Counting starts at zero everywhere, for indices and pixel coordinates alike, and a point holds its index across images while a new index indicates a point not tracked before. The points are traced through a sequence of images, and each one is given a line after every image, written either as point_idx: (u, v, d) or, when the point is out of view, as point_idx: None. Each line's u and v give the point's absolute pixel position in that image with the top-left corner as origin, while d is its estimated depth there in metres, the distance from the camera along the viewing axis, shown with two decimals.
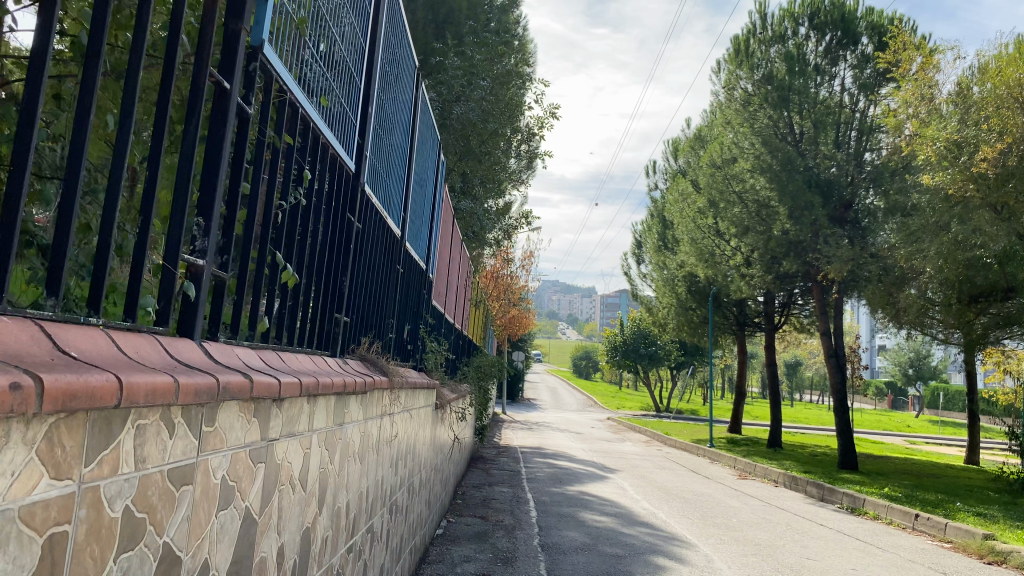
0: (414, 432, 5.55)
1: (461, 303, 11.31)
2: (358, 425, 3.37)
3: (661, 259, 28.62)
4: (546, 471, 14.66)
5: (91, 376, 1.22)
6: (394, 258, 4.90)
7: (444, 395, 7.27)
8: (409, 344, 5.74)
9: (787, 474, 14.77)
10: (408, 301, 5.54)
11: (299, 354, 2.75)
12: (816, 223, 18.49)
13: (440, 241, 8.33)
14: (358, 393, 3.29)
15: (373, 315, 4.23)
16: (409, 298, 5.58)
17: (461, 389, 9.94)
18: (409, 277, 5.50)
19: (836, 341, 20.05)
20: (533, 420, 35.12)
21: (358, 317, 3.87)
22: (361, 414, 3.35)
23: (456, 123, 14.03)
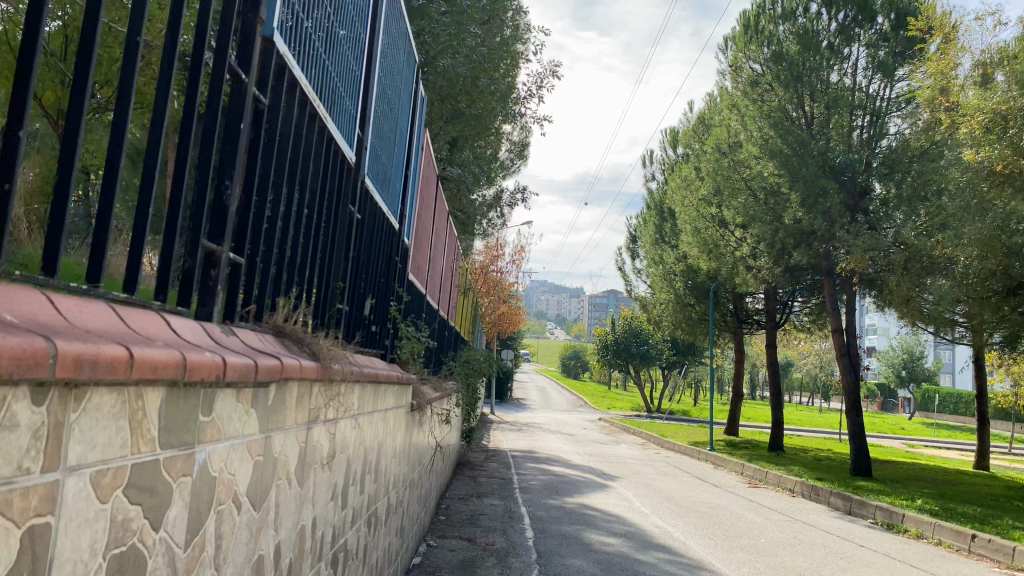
0: (378, 441, 4.13)
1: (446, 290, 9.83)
2: (251, 445, 1.93)
3: (658, 252, 27.17)
4: (539, 480, 13.20)
5: (14, 341, 1.03)
6: (343, 196, 3.42)
7: (422, 395, 5.80)
8: (370, 326, 4.28)
9: (805, 484, 13.38)
10: (370, 274, 4.15)
11: (58, 300, 1.39)
12: (830, 210, 17.17)
13: (425, 206, 6.72)
14: (249, 384, 1.87)
15: (302, 272, 2.87)
16: (372, 269, 4.18)
17: (444, 386, 8.51)
18: (372, 239, 4.11)
19: (850, 338, 18.61)
20: (522, 421, 33.58)
21: (260, 267, 2.44)
22: (250, 426, 1.91)
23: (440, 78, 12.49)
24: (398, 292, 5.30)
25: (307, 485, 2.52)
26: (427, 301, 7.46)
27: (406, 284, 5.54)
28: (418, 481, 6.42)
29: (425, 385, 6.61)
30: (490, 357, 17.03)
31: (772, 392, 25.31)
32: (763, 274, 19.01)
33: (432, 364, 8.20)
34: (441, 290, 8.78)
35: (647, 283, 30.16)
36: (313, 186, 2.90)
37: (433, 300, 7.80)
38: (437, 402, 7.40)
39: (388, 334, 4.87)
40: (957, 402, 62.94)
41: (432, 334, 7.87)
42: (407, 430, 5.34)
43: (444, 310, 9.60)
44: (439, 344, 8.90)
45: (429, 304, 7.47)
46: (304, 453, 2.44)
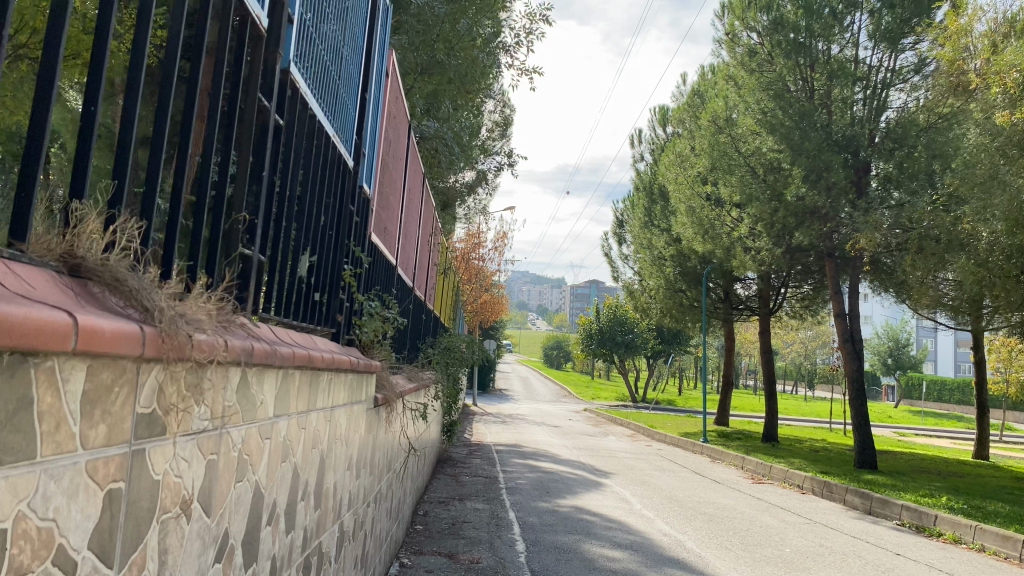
0: (321, 449, 2.98)
1: (421, 267, 8.58)
2: None
3: (646, 236, 26.05)
4: (527, 477, 12.07)
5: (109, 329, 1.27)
6: (238, 79, 2.22)
7: (388, 385, 4.63)
8: (304, 292, 3.07)
9: (816, 479, 12.33)
10: (307, 217, 3.04)
11: None
12: (835, 184, 16.14)
13: (392, 156, 5.45)
14: None
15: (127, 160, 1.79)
16: (312, 211, 3.06)
17: (417, 375, 7.40)
18: (310, 171, 3.00)
19: (854, 323, 17.54)
20: (506, 412, 32.42)
21: None
22: None
23: (413, 18, 11.06)
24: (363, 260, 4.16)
25: (141, 537, 1.41)
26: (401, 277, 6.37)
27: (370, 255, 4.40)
28: (387, 487, 5.28)
29: (393, 372, 5.50)
30: (472, 345, 15.86)
31: (766, 382, 24.31)
32: (762, 256, 17.95)
33: (404, 356, 7.11)
34: (416, 269, 7.69)
35: (635, 268, 29.07)
36: (168, 38, 1.89)
37: (406, 278, 6.70)
38: (411, 397, 6.26)
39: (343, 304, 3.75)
40: (942, 390, 62.50)
41: (404, 319, 6.77)
42: (370, 432, 4.18)
43: (421, 295, 8.50)
44: (413, 332, 7.85)
45: (402, 279, 6.36)
46: (125, 482, 1.34)
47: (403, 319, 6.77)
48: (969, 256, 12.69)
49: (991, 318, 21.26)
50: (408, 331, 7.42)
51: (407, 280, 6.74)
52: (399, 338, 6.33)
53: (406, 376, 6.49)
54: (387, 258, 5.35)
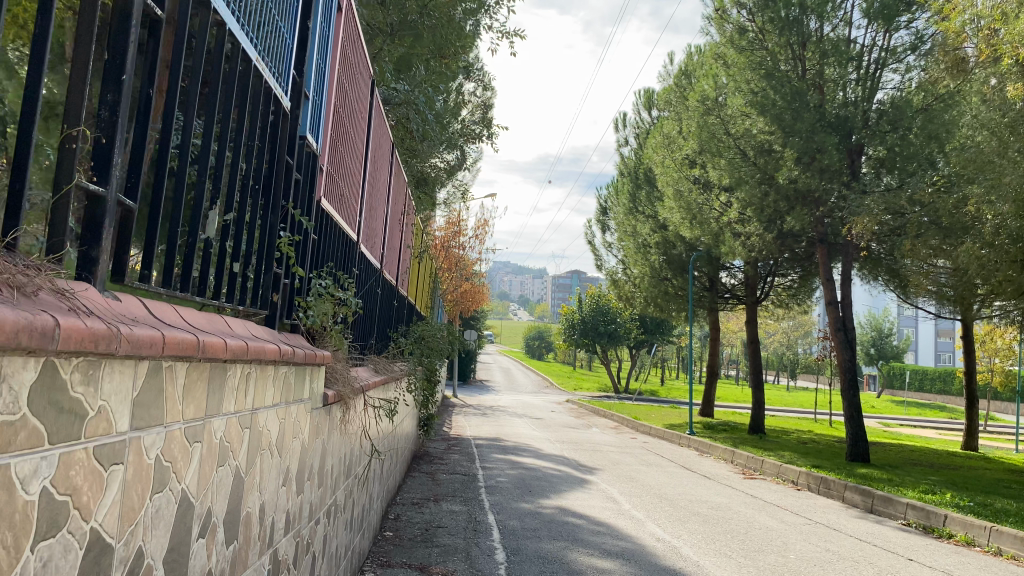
0: (232, 464, 2.26)
1: (392, 250, 7.88)
2: None
3: (630, 223, 25.43)
4: (508, 474, 11.41)
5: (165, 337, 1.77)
6: None
7: (341, 380, 3.94)
8: (204, 257, 2.38)
9: (811, 475, 11.80)
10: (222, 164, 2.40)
11: None
12: (827, 167, 15.59)
13: (350, 117, 4.77)
14: None
15: None
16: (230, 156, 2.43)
17: (385, 366, 6.76)
18: (223, 104, 2.35)
19: (845, 312, 16.99)
20: (487, 404, 31.75)
21: None
22: None
23: None
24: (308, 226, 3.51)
25: None
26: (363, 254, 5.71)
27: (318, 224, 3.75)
28: (346, 493, 4.60)
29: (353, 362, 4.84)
30: (451, 335, 15.15)
31: (752, 371, 23.81)
32: (752, 242, 17.38)
33: (369, 349, 6.47)
34: (385, 252, 7.03)
35: (619, 257, 28.51)
36: None
37: (373, 260, 6.05)
38: (377, 392, 5.59)
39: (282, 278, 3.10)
40: (923, 379, 62.65)
41: (369, 305, 6.12)
42: (318, 436, 3.51)
43: (392, 282, 7.85)
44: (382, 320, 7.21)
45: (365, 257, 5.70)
46: None
47: (368, 305, 6.09)
48: (971, 239, 12.18)
49: (981, 306, 20.88)
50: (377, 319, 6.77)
51: (373, 262, 6.08)
52: (363, 325, 5.69)
53: (369, 368, 5.84)
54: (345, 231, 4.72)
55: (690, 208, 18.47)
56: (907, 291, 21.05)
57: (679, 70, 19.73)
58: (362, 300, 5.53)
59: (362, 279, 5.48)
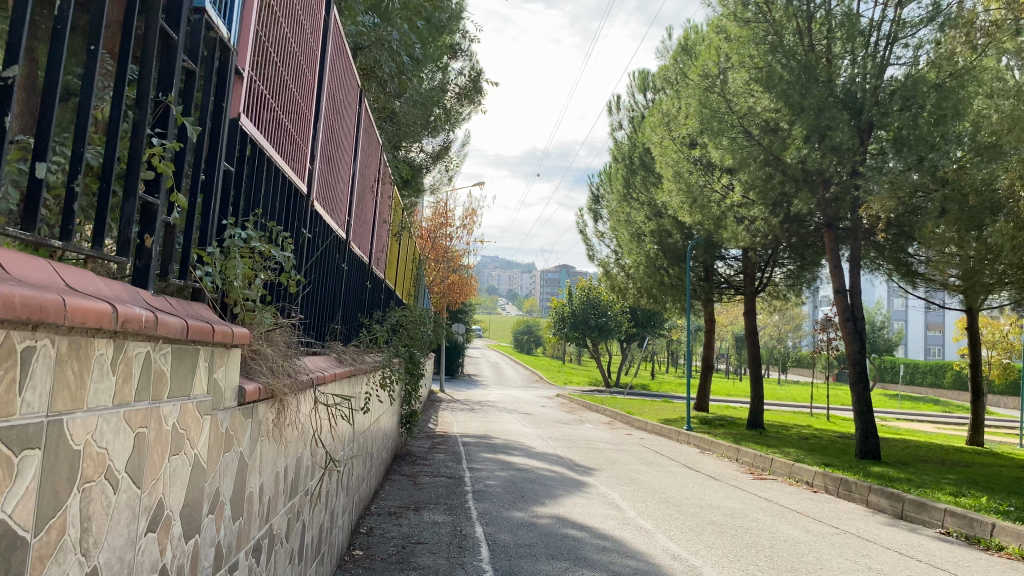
0: None
1: (364, 222, 6.81)
2: None
3: (624, 209, 24.37)
4: (499, 476, 10.38)
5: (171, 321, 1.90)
6: None
7: (269, 377, 2.88)
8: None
9: (827, 475, 10.88)
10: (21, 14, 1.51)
11: None
12: (840, 145, 14.61)
13: (291, 30, 3.69)
14: None
15: None
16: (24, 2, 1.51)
17: (351, 355, 5.70)
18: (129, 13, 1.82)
19: (855, 300, 16.04)
20: (475, 399, 30.60)
21: None
22: None
23: None
24: (214, 150, 2.50)
25: None
26: (317, 214, 4.64)
27: (233, 153, 2.73)
28: (288, 519, 3.54)
29: (299, 347, 3.78)
30: (436, 325, 14.10)
31: (752, 364, 22.81)
32: (757, 225, 16.37)
33: (330, 335, 5.41)
34: (351, 219, 5.98)
35: (612, 246, 27.53)
36: None
37: (332, 223, 5.00)
38: (336, 388, 4.53)
39: (164, 213, 2.09)
40: (915, 372, 62.11)
41: (328, 279, 5.06)
42: (229, 450, 2.46)
43: (363, 259, 6.79)
44: (349, 301, 6.15)
45: (319, 216, 4.64)
46: None
47: (326, 278, 5.03)
48: (1001, 219, 11.25)
49: (991, 295, 19.98)
50: (340, 299, 5.71)
51: (332, 226, 5.02)
52: (317, 302, 4.63)
53: (327, 358, 4.78)
54: (283, 173, 3.67)
55: (690, 191, 17.38)
56: (914, 280, 20.12)
57: (677, 47, 18.71)
58: (313, 271, 4.47)
59: (313, 244, 4.42)
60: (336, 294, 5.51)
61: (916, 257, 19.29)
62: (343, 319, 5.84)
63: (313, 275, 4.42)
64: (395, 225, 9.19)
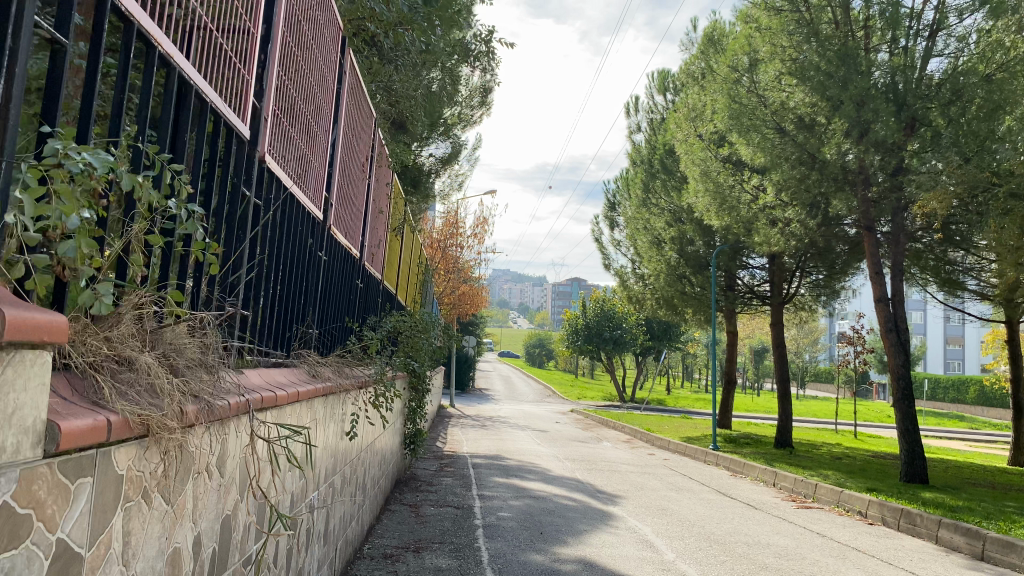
0: None
1: (353, 210, 5.72)
2: None
3: (642, 216, 23.21)
4: (514, 506, 9.21)
5: None
6: None
7: (123, 411, 1.85)
8: None
9: (883, 504, 9.66)
10: None
11: None
12: (883, 140, 13.31)
13: None
14: None
15: None
16: None
17: (331, 365, 4.71)
18: None
19: (897, 309, 14.81)
20: (486, 415, 29.32)
21: None
22: None
23: None
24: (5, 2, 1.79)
25: None
26: (269, 174, 3.64)
27: (69, 19, 1.99)
28: None
29: (226, 358, 2.78)
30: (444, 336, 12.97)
31: (780, 379, 21.52)
32: (792, 229, 15.11)
33: (302, 339, 4.42)
34: (330, 198, 4.93)
35: (629, 255, 26.38)
36: None
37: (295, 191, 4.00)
38: (294, 415, 3.52)
39: None
40: (938, 388, 60.55)
41: (289, 260, 4.05)
42: (15, 543, 1.46)
43: (352, 251, 5.78)
44: (331, 295, 5.11)
45: (272, 178, 3.64)
46: None
47: (288, 259, 4.02)
48: None
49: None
50: (316, 292, 4.72)
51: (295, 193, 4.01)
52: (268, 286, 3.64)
53: (285, 368, 3.79)
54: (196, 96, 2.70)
55: (719, 192, 16.13)
56: (955, 291, 18.87)
57: (702, 40, 17.55)
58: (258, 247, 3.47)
59: (257, 209, 3.43)
60: (310, 285, 4.51)
61: (959, 265, 18.01)
62: (321, 318, 4.85)
63: (259, 248, 3.42)
64: (394, 219, 8.11)
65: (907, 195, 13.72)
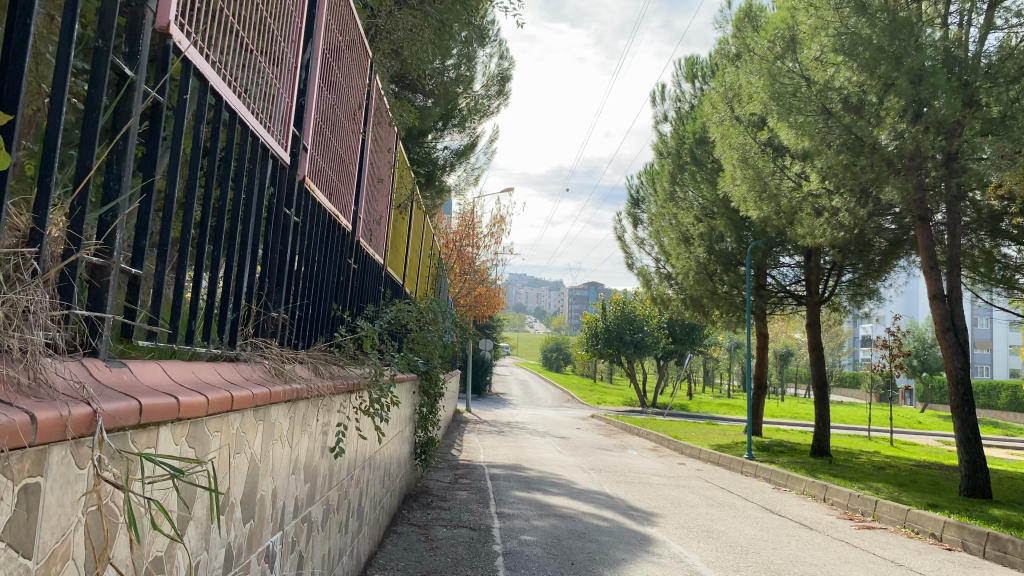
0: None
1: (342, 167, 4.59)
2: None
3: (669, 210, 22.00)
4: (539, 527, 8.06)
5: None
6: None
7: None
8: None
9: (961, 528, 8.45)
10: None
11: None
12: (943, 120, 12.02)
13: None
14: None
15: None
16: None
17: (302, 361, 3.60)
18: None
19: (955, 308, 13.53)
20: (504, 419, 28.11)
21: None
22: None
23: None
24: None
25: None
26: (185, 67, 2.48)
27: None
28: None
29: (40, 341, 1.68)
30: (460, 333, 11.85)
31: (817, 383, 20.25)
32: (840, 219, 13.87)
33: (256, 325, 3.34)
34: (305, 140, 3.78)
35: (654, 253, 25.21)
36: None
37: (243, 111, 2.90)
38: (224, 430, 2.38)
39: None
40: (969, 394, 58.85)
41: (237, 209, 2.96)
42: None
43: (342, 222, 4.68)
44: (306, 269, 4.01)
45: (189, 72, 2.48)
46: None
47: (232, 206, 2.92)
48: None
49: None
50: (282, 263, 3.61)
51: (240, 110, 2.87)
52: (191, 237, 2.55)
53: (219, 365, 2.69)
54: None
55: (759, 178, 14.89)
56: (1009, 291, 17.51)
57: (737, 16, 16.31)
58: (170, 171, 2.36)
59: (158, 110, 2.30)
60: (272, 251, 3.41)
61: (1014, 261, 16.66)
62: (290, 297, 3.76)
63: (156, 168, 2.27)
64: (400, 193, 7.00)
65: (970, 181, 12.39)
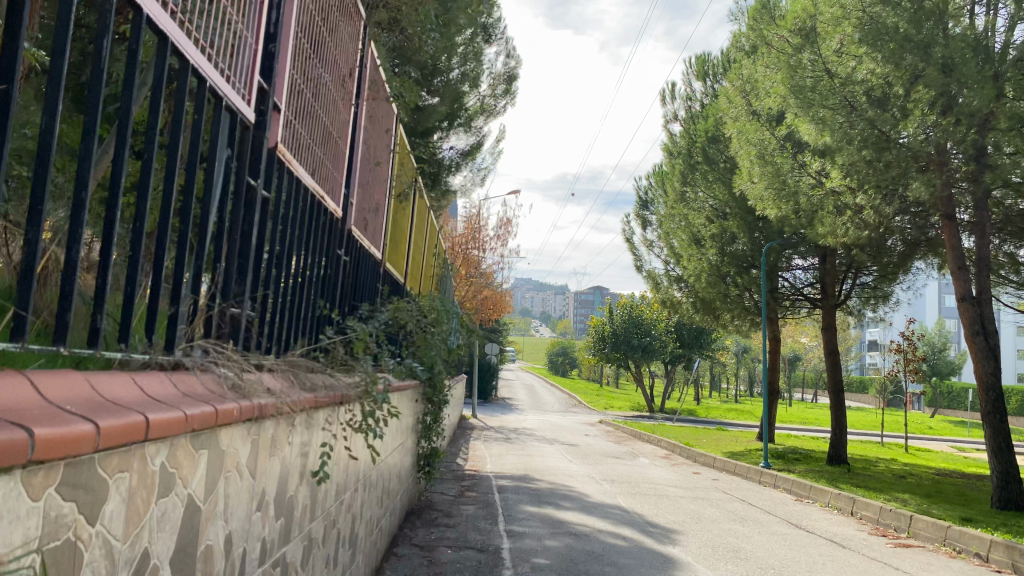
0: None
1: (325, 141, 3.95)
2: None
3: (680, 210, 21.34)
4: (552, 548, 7.42)
5: None
6: None
7: None
8: None
9: (1009, 548, 7.79)
10: None
11: None
12: (974, 113, 11.35)
13: None
14: None
15: None
16: None
17: (270, 369, 3.00)
18: None
19: (985, 310, 12.85)
20: (511, 426, 27.44)
21: None
22: None
23: None
24: None
25: None
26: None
27: None
28: None
29: None
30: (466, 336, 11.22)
31: (833, 389, 19.56)
32: (865, 216, 13.18)
33: (204, 320, 2.74)
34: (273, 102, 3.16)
35: (663, 255, 24.56)
36: None
37: (178, 39, 2.32)
38: (114, 467, 1.76)
39: None
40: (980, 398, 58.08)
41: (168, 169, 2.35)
42: None
43: (329, 207, 4.09)
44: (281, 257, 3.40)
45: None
46: None
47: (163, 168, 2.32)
48: None
49: None
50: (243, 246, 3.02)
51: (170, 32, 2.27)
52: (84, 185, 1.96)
53: (141, 379, 2.15)
54: None
55: (779, 175, 14.22)
56: None
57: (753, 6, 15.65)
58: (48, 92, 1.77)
59: None
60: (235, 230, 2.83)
61: None
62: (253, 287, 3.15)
63: None
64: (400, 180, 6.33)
65: (1003, 177, 11.71)
